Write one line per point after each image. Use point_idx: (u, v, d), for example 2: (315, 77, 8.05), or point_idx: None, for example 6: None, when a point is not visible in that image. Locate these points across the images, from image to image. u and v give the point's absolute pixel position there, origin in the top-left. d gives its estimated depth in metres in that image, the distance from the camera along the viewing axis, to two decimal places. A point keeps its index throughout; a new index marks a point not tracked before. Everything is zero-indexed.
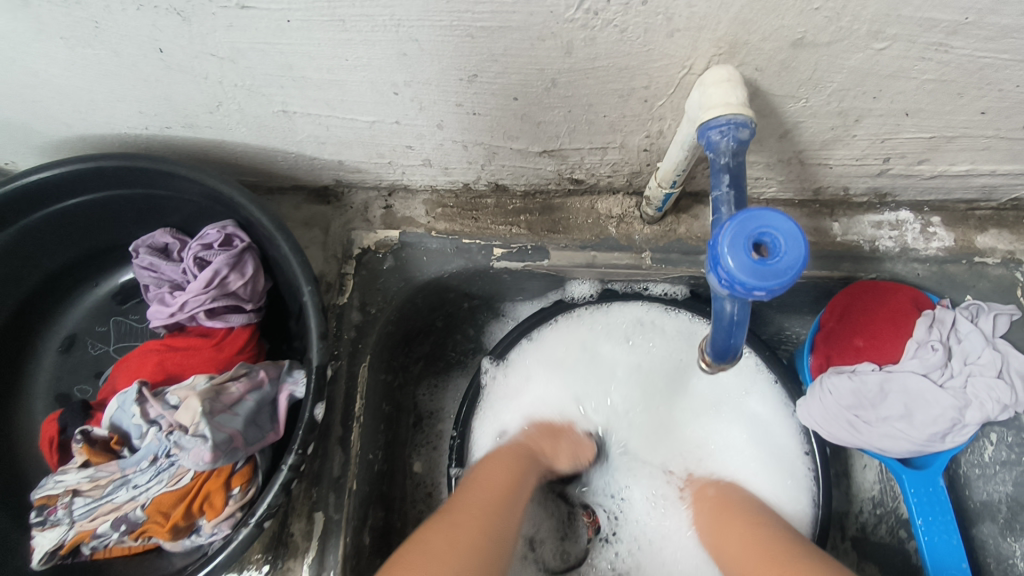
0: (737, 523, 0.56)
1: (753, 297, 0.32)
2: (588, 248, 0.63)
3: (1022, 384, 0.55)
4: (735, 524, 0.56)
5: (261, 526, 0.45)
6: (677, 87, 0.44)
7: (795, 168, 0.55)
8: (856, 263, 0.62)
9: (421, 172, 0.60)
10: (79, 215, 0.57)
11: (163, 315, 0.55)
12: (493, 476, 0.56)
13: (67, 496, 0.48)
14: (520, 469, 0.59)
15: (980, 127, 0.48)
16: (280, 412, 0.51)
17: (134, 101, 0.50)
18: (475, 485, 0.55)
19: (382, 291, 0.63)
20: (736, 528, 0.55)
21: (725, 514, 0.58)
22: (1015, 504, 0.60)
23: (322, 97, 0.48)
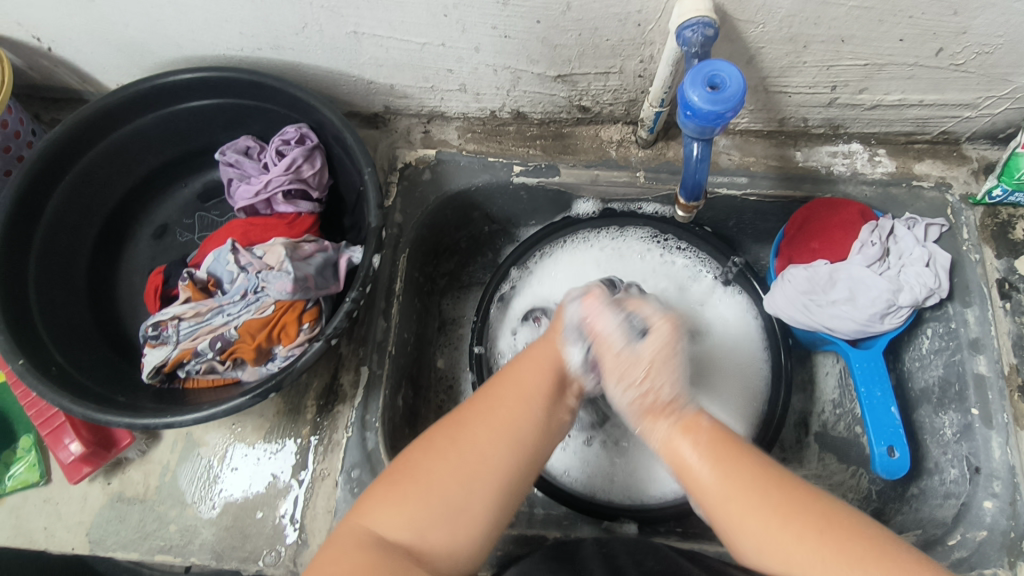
0: (750, 470, 0.49)
1: (713, 125, 0.45)
2: (592, 167, 0.76)
3: (946, 275, 0.68)
4: (731, 476, 0.49)
5: (328, 342, 0.57)
6: (663, 11, 0.58)
7: (761, 95, 0.69)
8: (815, 184, 0.74)
9: (457, 97, 0.74)
10: (181, 121, 0.70)
11: (248, 196, 0.68)
12: (537, 366, 0.57)
13: (174, 320, 0.61)
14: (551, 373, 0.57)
15: (903, 54, 0.61)
16: (342, 270, 0.63)
17: (238, 22, 0.64)
18: (518, 372, 0.57)
19: (420, 198, 0.76)
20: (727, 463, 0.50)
21: (723, 464, 0.50)
22: (946, 383, 0.70)
23: (388, 18, 0.61)
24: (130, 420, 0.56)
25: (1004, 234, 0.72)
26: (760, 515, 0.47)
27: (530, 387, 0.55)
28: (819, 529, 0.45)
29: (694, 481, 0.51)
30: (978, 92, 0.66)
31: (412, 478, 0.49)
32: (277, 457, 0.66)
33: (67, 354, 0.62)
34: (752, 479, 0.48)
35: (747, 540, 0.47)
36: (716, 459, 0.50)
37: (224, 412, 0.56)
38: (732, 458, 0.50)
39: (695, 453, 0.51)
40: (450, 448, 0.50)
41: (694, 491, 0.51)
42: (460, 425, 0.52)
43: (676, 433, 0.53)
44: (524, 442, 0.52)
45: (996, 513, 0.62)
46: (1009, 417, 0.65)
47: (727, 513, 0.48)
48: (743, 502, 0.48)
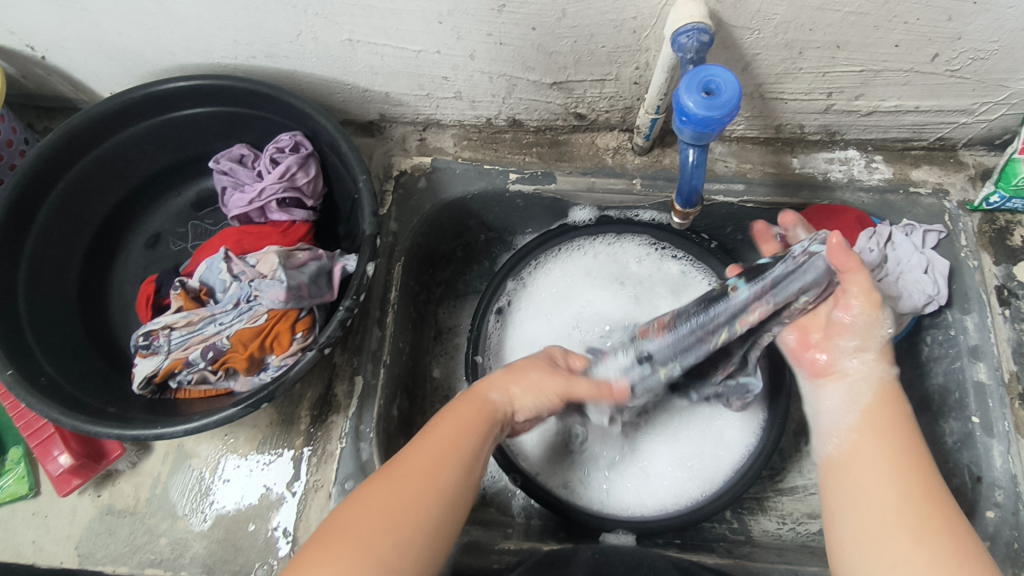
0: (897, 453, 0.54)
1: (711, 130, 0.45)
2: (588, 174, 0.76)
3: (944, 281, 0.68)
4: (895, 439, 0.55)
5: (322, 351, 0.56)
6: (659, 17, 0.57)
7: (757, 102, 0.69)
8: (812, 191, 0.74)
9: (452, 105, 0.73)
10: (174, 129, 0.70)
11: (242, 204, 0.67)
12: (460, 424, 0.55)
13: (166, 330, 0.61)
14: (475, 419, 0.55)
15: (898, 61, 0.61)
16: (336, 279, 0.62)
17: (232, 30, 0.64)
18: (445, 418, 0.55)
19: (416, 206, 0.75)
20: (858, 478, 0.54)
21: (890, 433, 0.55)
22: (945, 391, 0.69)
23: (382, 25, 0.61)
24: (120, 431, 0.55)
25: (1001, 240, 0.72)
26: (898, 485, 0.51)
27: (451, 432, 0.54)
28: (934, 513, 0.49)
29: (849, 442, 0.57)
30: (974, 98, 0.66)
31: (383, 506, 0.49)
32: (270, 468, 0.65)
33: (56, 364, 0.61)
34: (918, 467, 0.53)
35: (842, 513, 0.53)
36: (886, 432, 0.55)
37: (215, 423, 0.55)
38: (895, 428, 0.56)
39: (878, 452, 0.54)
40: (383, 509, 0.49)
41: (845, 465, 0.55)
42: (390, 480, 0.51)
43: (879, 410, 0.57)
44: (435, 519, 0.50)
45: (999, 522, 0.61)
46: (1010, 425, 0.65)
47: (851, 475, 0.54)
48: (890, 462, 0.53)
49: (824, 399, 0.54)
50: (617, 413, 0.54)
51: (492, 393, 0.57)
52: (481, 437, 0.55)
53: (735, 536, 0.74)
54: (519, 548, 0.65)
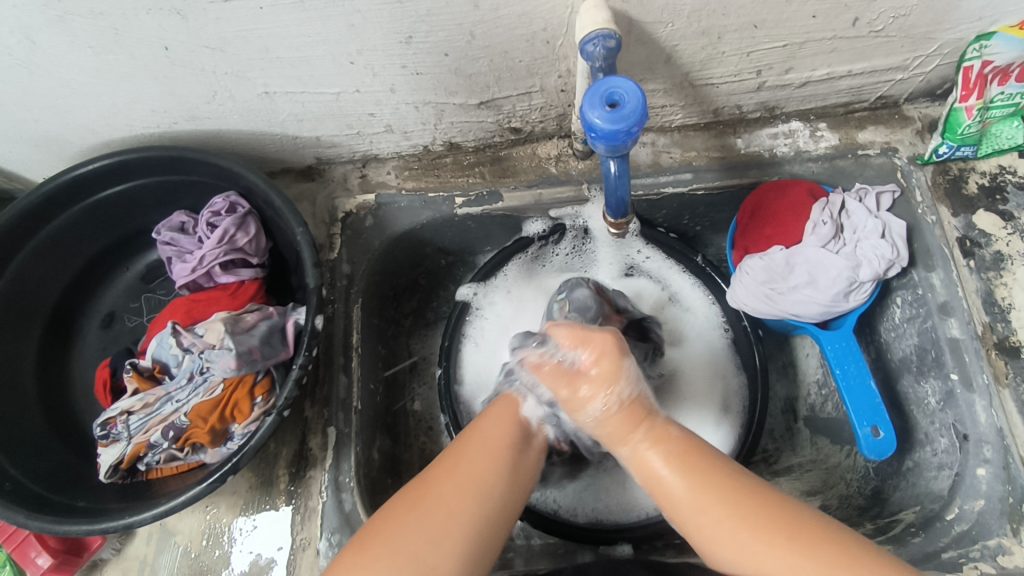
0: (731, 501, 0.45)
1: (626, 141, 0.44)
2: (534, 187, 0.75)
3: (903, 242, 0.67)
4: (702, 491, 0.46)
5: (281, 414, 0.55)
6: (568, 25, 0.56)
7: (689, 90, 0.68)
8: (761, 169, 0.73)
9: (386, 138, 0.72)
10: (109, 207, 0.69)
11: (187, 272, 0.67)
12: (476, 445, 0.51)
13: (124, 416, 0.60)
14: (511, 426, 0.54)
15: (820, 30, 0.60)
16: (289, 335, 0.61)
17: (147, 102, 0.63)
18: (471, 430, 0.53)
19: (366, 245, 0.75)
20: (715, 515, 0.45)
21: (692, 474, 0.47)
22: (922, 351, 0.68)
23: (295, 74, 0.60)
24: (89, 527, 0.54)
25: (957, 189, 0.71)
26: (756, 536, 0.44)
27: (487, 441, 0.52)
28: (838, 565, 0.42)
29: (666, 497, 0.48)
30: (905, 54, 0.65)
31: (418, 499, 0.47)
32: (254, 534, 0.65)
33: (22, 466, 0.60)
34: (784, 520, 0.44)
35: (722, 549, 0.45)
36: (691, 472, 0.47)
37: (182, 504, 0.54)
38: (700, 468, 0.47)
39: (665, 461, 0.48)
40: (465, 473, 0.49)
41: (669, 506, 0.48)
42: (452, 469, 0.49)
43: (632, 440, 0.50)
44: (491, 493, 0.48)
45: (991, 480, 0.61)
46: (989, 377, 0.63)
47: (701, 528, 0.46)
48: (763, 523, 0.44)
49: (647, 428, 0.50)
50: (625, 434, 0.50)
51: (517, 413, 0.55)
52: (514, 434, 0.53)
53: None
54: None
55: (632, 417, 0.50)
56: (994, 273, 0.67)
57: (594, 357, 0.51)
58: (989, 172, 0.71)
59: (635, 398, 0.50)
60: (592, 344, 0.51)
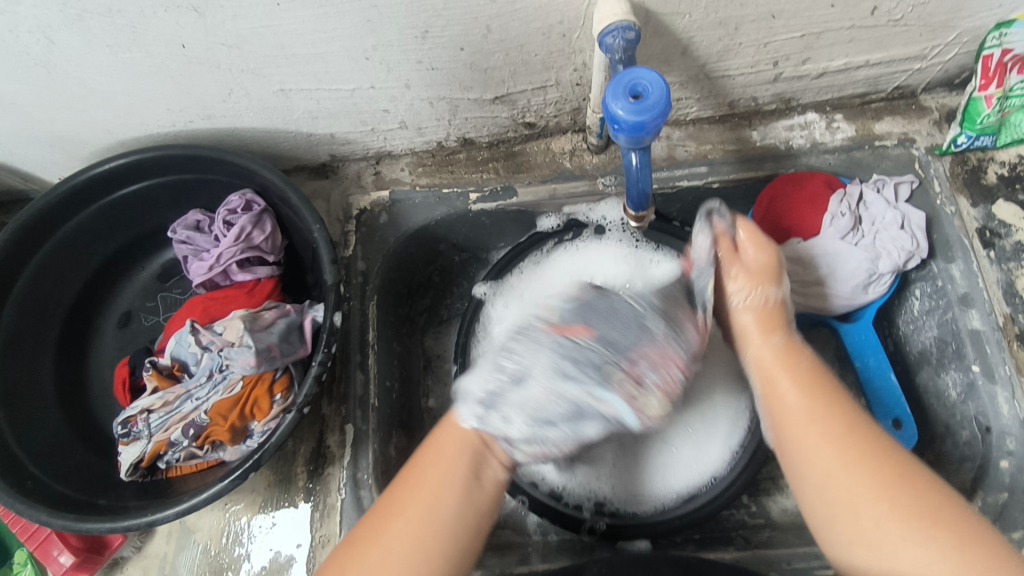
0: (853, 420, 0.48)
1: (649, 132, 0.43)
2: (549, 182, 0.74)
3: (923, 233, 0.66)
4: (839, 416, 0.48)
5: (301, 411, 0.55)
6: (585, 18, 0.56)
7: (704, 82, 0.67)
8: (777, 162, 0.72)
9: (400, 135, 0.72)
10: (126, 206, 0.69)
11: (203, 271, 0.67)
12: (416, 485, 0.50)
13: (144, 414, 0.60)
14: (456, 463, 0.51)
15: (838, 20, 0.60)
16: (307, 332, 0.61)
17: (163, 100, 0.63)
18: (418, 472, 0.51)
19: (381, 242, 0.74)
20: (821, 451, 0.47)
21: (814, 395, 0.51)
22: (943, 343, 0.68)
23: (310, 70, 0.60)
24: (111, 525, 0.54)
25: (976, 179, 0.70)
26: (841, 458, 0.46)
27: (427, 488, 0.50)
28: (894, 488, 0.44)
29: (779, 410, 0.52)
30: (923, 43, 0.64)
31: (362, 567, 0.46)
32: (274, 531, 0.65)
33: (43, 466, 0.60)
34: (867, 441, 0.47)
35: (812, 469, 0.47)
36: (813, 388, 0.51)
37: (204, 502, 0.54)
38: (826, 391, 0.51)
39: (797, 395, 0.51)
40: (416, 536, 0.47)
41: (782, 420, 0.51)
42: (380, 541, 0.47)
43: (771, 355, 0.55)
44: (432, 550, 0.47)
45: (1014, 472, 0.60)
46: (1011, 369, 0.62)
47: (799, 447, 0.49)
48: (854, 444, 0.46)
49: (786, 335, 0.56)
50: (759, 334, 0.57)
51: (451, 449, 0.52)
52: (441, 481, 0.50)
53: (755, 521, 0.72)
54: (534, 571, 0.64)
55: (774, 327, 0.57)
56: (1015, 264, 0.67)
57: (756, 252, 0.59)
58: (1008, 161, 0.71)
59: (780, 305, 0.58)
60: (760, 249, 0.60)
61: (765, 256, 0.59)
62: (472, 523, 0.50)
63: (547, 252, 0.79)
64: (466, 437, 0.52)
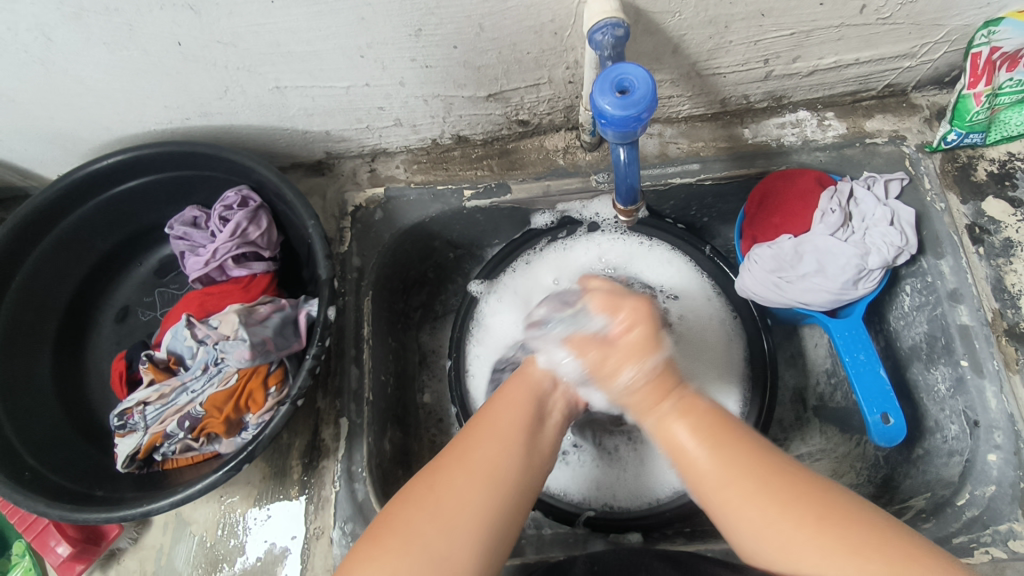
0: (776, 479, 0.46)
1: (635, 127, 0.44)
2: (542, 179, 0.75)
3: (912, 229, 0.67)
4: (725, 469, 0.47)
5: (294, 404, 0.56)
6: (576, 16, 0.57)
7: (696, 80, 0.68)
8: (768, 159, 0.73)
9: (395, 132, 0.73)
10: (124, 202, 0.70)
11: (200, 266, 0.67)
12: (497, 417, 0.52)
13: (140, 407, 0.61)
14: (529, 401, 0.54)
15: (827, 18, 0.60)
16: (302, 326, 0.62)
17: (160, 97, 0.63)
18: (490, 411, 0.53)
19: (376, 238, 0.75)
20: (745, 500, 0.46)
21: (721, 448, 0.48)
22: (932, 338, 0.68)
23: (305, 68, 0.61)
24: (107, 515, 0.55)
25: (966, 177, 0.71)
26: (765, 511, 0.45)
27: (506, 418, 0.52)
28: (836, 526, 0.43)
29: (687, 459, 0.49)
30: (912, 41, 0.65)
31: (427, 491, 0.47)
32: (269, 523, 0.65)
33: (40, 458, 0.61)
34: (792, 484, 0.45)
35: (740, 526, 0.46)
36: (721, 448, 0.48)
37: (198, 493, 0.55)
38: (721, 435, 0.49)
39: (690, 435, 0.49)
40: (472, 464, 0.48)
41: (689, 472, 0.49)
42: (469, 458, 0.48)
43: (647, 394, 0.51)
44: (509, 478, 0.48)
45: (1002, 465, 0.60)
46: (999, 363, 0.63)
47: (722, 501, 0.47)
48: (747, 482, 0.46)
49: (677, 394, 0.52)
50: (655, 400, 0.51)
51: (536, 391, 0.55)
52: (526, 418, 0.53)
53: None
54: (526, 564, 0.65)
55: (664, 390, 0.52)
56: (1004, 260, 0.67)
57: (626, 329, 0.53)
58: (997, 159, 0.71)
59: (666, 367, 0.52)
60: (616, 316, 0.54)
61: (636, 332, 0.53)
62: (534, 454, 0.51)
63: (540, 250, 0.81)
64: (545, 380, 0.57)
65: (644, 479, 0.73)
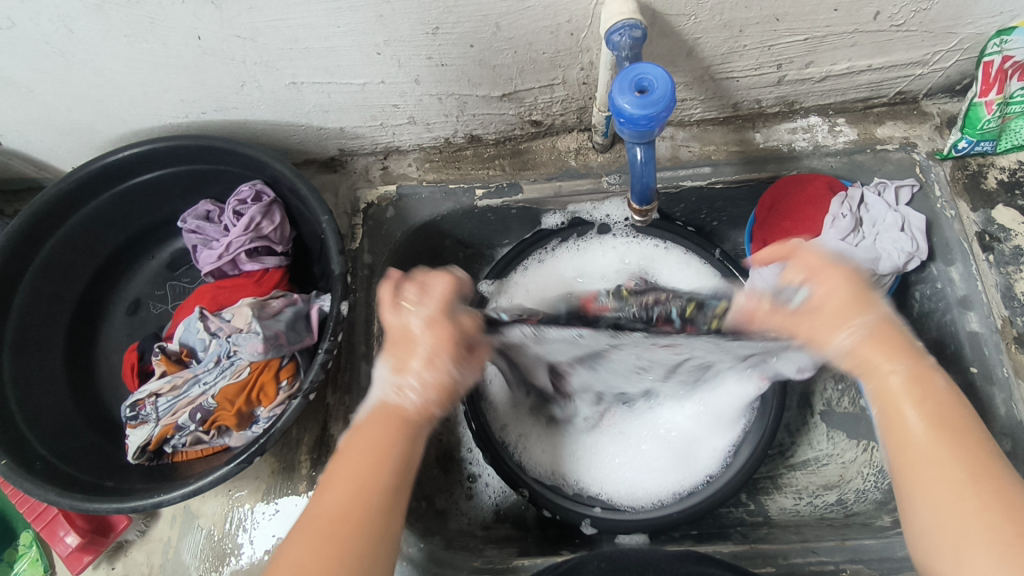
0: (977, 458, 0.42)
1: (652, 127, 0.44)
2: (554, 179, 0.75)
3: (922, 236, 0.67)
4: (952, 443, 0.43)
5: (306, 398, 0.56)
6: (593, 17, 0.57)
7: (709, 84, 0.69)
8: (779, 164, 0.73)
9: (408, 130, 0.73)
10: (139, 194, 0.71)
11: (213, 259, 0.68)
12: (379, 426, 0.48)
13: (152, 398, 0.61)
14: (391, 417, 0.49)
15: (841, 24, 0.61)
16: (314, 321, 0.62)
17: (177, 91, 0.64)
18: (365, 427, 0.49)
19: (387, 236, 0.75)
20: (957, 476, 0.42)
21: (943, 423, 0.44)
22: (940, 345, 0.68)
23: (322, 64, 0.61)
24: (118, 505, 0.55)
25: (976, 184, 0.71)
26: (958, 495, 0.41)
27: (378, 432, 0.48)
28: (1013, 517, 0.39)
29: (899, 436, 0.45)
30: (924, 49, 0.65)
31: (333, 513, 0.44)
32: (277, 518, 0.65)
33: (51, 447, 0.61)
34: (985, 470, 0.42)
35: (925, 506, 0.42)
36: (942, 423, 0.44)
37: (209, 484, 0.55)
38: (947, 410, 0.44)
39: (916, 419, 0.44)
40: (362, 481, 0.45)
41: (898, 443, 0.45)
42: (343, 468, 0.46)
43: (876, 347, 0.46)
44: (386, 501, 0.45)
45: (1011, 471, 0.61)
46: (1010, 370, 0.63)
47: (909, 479, 0.44)
48: (956, 462, 0.42)
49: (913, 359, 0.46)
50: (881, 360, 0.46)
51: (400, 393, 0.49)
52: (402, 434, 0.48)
53: (754, 519, 0.75)
54: (534, 563, 0.65)
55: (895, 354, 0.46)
56: (1014, 267, 0.67)
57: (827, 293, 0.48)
58: (1008, 167, 0.72)
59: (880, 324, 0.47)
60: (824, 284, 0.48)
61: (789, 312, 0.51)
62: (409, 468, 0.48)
63: (552, 250, 0.81)
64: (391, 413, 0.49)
65: (644, 483, 0.72)
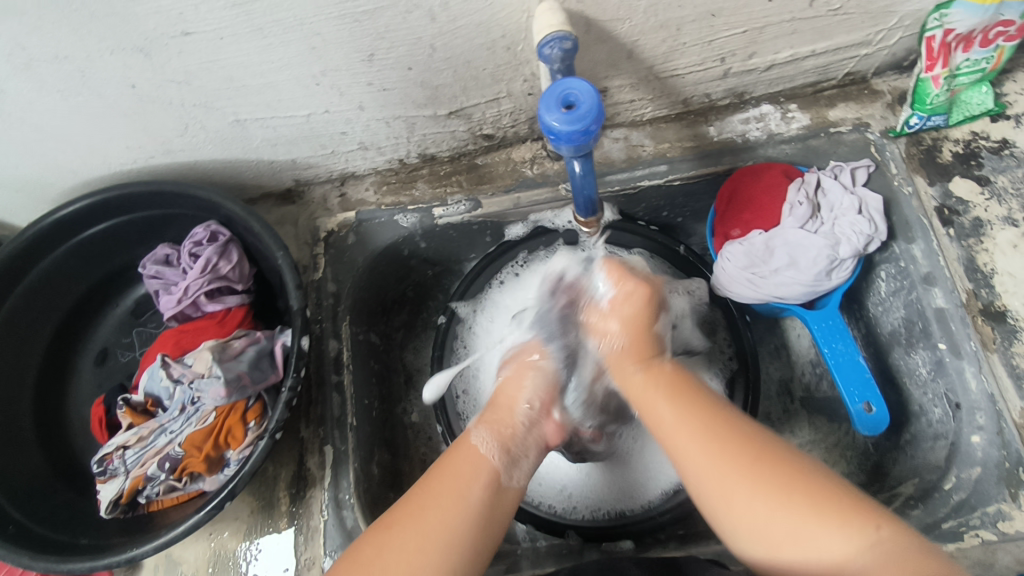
0: (745, 448, 0.48)
1: (584, 141, 0.44)
2: (512, 191, 0.75)
3: (880, 216, 0.67)
4: (701, 428, 0.50)
5: (273, 437, 0.56)
6: (526, 30, 0.57)
7: (655, 83, 0.68)
8: (735, 155, 0.73)
9: (361, 156, 0.73)
10: (95, 244, 0.70)
11: (173, 304, 0.67)
12: (455, 472, 0.52)
13: (120, 451, 0.60)
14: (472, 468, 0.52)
15: (777, 14, 0.60)
16: (278, 358, 0.62)
17: (122, 139, 0.63)
18: (450, 470, 0.52)
19: (350, 263, 0.75)
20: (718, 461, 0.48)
21: (685, 409, 0.52)
22: (910, 322, 0.68)
23: (263, 100, 0.61)
24: (93, 563, 0.55)
25: (932, 159, 0.70)
26: (749, 483, 0.46)
27: (462, 477, 0.51)
28: (777, 484, 0.45)
29: (656, 423, 0.52)
30: (865, 30, 0.65)
31: (373, 556, 0.47)
32: (259, 558, 0.65)
33: (24, 508, 0.60)
34: (755, 445, 0.48)
35: (693, 471, 0.49)
36: (691, 413, 0.51)
37: (182, 534, 0.55)
38: (699, 406, 0.51)
39: (667, 407, 0.52)
40: (423, 524, 0.48)
41: (660, 432, 0.52)
42: (413, 521, 0.48)
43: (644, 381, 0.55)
44: (455, 540, 0.48)
45: (986, 446, 0.60)
46: (977, 344, 0.63)
47: (710, 484, 0.47)
48: (724, 453, 0.48)
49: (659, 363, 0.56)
50: (629, 362, 0.56)
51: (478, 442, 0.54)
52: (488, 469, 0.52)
53: None
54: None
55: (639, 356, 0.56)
56: (975, 240, 0.67)
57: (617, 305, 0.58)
58: (962, 139, 0.71)
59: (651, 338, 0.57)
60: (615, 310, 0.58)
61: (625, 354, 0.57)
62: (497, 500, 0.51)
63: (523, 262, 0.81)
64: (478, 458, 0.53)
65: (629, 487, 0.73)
